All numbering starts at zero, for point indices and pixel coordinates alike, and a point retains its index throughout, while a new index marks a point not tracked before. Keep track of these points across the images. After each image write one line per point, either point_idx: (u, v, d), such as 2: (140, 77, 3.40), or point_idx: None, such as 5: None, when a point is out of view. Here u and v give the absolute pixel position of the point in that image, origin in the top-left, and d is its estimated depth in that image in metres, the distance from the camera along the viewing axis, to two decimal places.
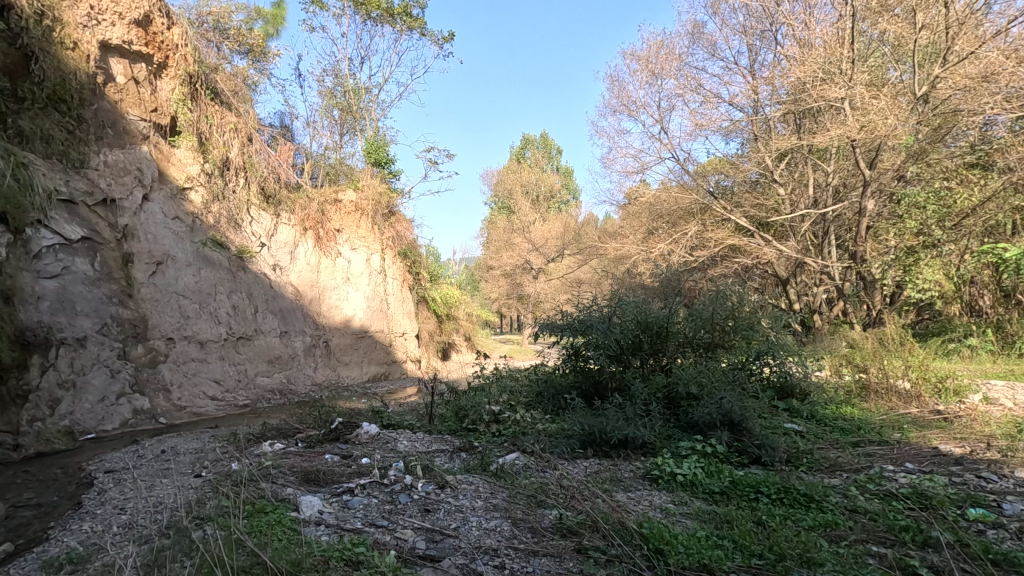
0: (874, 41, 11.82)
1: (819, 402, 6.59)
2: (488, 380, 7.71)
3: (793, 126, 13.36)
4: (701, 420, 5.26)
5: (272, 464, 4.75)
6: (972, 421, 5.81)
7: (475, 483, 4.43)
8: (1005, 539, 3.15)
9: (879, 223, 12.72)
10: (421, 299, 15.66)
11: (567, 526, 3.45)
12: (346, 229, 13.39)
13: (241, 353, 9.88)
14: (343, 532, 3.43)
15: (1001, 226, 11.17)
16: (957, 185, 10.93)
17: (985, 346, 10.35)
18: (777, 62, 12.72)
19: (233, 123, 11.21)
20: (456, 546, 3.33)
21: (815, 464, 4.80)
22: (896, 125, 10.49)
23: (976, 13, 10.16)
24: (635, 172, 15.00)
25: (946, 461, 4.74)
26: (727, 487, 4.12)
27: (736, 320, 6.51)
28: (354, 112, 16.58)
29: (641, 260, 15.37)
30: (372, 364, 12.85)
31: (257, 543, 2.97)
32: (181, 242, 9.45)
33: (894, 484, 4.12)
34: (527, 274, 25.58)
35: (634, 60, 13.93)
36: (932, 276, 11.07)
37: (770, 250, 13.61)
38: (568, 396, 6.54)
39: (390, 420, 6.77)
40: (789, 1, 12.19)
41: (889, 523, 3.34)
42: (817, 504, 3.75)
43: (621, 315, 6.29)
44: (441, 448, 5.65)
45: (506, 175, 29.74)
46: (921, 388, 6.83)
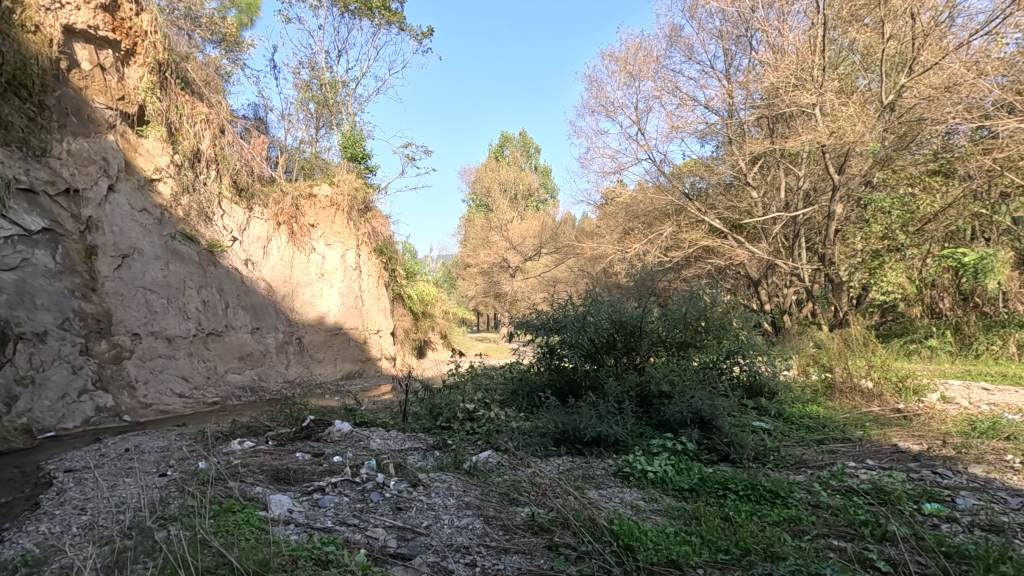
0: (844, 50, 12.12)
1: (787, 400, 6.73)
2: (464, 378, 7.69)
3: (767, 130, 13.65)
4: (672, 419, 5.35)
5: (240, 462, 4.65)
6: (930, 419, 6.02)
7: (448, 481, 4.41)
8: (958, 533, 3.27)
9: (847, 227, 13.05)
10: (397, 297, 15.52)
11: (539, 524, 3.47)
12: (320, 224, 13.19)
13: (210, 349, 9.67)
14: (312, 532, 3.39)
15: (962, 232, 11.94)
16: (920, 192, 11.34)
17: (944, 347, 10.74)
18: (752, 67, 12.94)
19: (205, 113, 10.91)
20: (428, 544, 3.32)
21: (782, 461, 4.91)
22: (865, 132, 10.78)
23: (940, 26, 10.47)
24: (612, 173, 15.11)
25: (905, 458, 4.90)
26: (697, 484, 4.19)
27: (708, 321, 6.67)
28: (330, 105, 16.33)
29: (617, 259, 15.51)
30: (346, 362, 12.68)
31: (223, 543, 2.91)
32: (148, 235, 9.20)
33: (855, 480, 4.25)
34: (504, 272, 25.60)
35: (612, 61, 14.03)
36: (897, 280, 11.53)
37: (743, 251, 13.87)
38: (542, 394, 6.55)
39: (363, 418, 6.70)
40: (763, 7, 12.43)
41: (850, 518, 3.44)
42: (782, 500, 3.84)
43: (596, 314, 6.35)
44: (415, 446, 5.62)
45: (484, 173, 29.70)
46: (883, 387, 7.07)
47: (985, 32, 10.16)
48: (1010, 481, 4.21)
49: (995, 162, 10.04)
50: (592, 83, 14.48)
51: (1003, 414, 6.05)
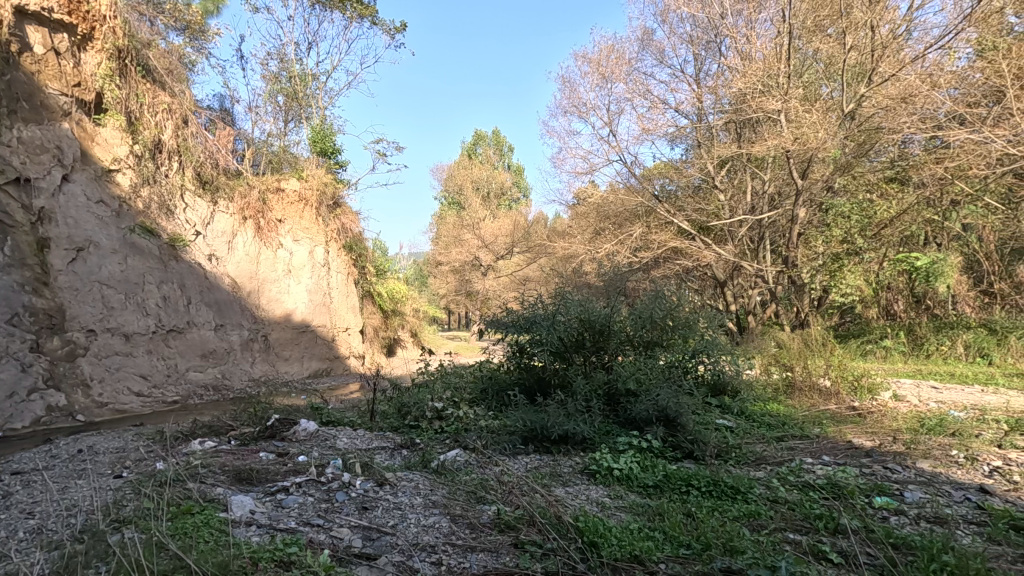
0: (808, 59, 12.48)
1: (749, 398, 6.89)
2: (433, 376, 7.64)
3: (734, 135, 13.96)
4: (638, 416, 5.44)
5: (201, 462, 4.52)
6: (882, 416, 6.27)
7: (415, 480, 4.38)
8: (905, 525, 3.42)
9: (809, 230, 13.45)
10: (366, 294, 15.31)
11: (505, 521, 3.48)
12: (288, 220, 12.93)
13: (171, 347, 9.38)
14: (275, 533, 3.33)
15: (915, 238, 12.45)
16: (878, 198, 11.83)
17: (898, 347, 11.18)
18: (720, 73, 13.23)
19: (167, 103, 10.52)
20: (393, 543, 3.30)
21: (743, 457, 5.04)
22: (827, 138, 11.13)
23: (898, 38, 11.02)
24: (585, 173, 15.24)
25: (858, 454, 5.10)
26: (661, 481, 4.27)
27: (674, 319, 6.81)
28: (300, 98, 15.99)
29: (588, 259, 15.65)
30: (313, 360, 12.41)
31: (180, 546, 2.83)
32: (105, 227, 8.87)
33: (812, 475, 4.39)
34: (476, 270, 25.55)
35: (585, 62, 14.15)
36: (855, 282, 11.85)
37: (710, 253, 14.15)
38: (511, 393, 6.56)
39: (329, 417, 6.59)
40: (732, 14, 12.72)
41: (805, 512, 3.57)
42: (742, 495, 3.95)
43: (565, 313, 6.39)
44: (382, 445, 5.56)
45: (456, 170, 29.58)
46: (840, 386, 7.32)
47: (939, 46, 10.80)
48: (954, 475, 4.43)
49: (946, 170, 10.44)
50: (565, 84, 14.59)
51: (950, 412, 6.33)
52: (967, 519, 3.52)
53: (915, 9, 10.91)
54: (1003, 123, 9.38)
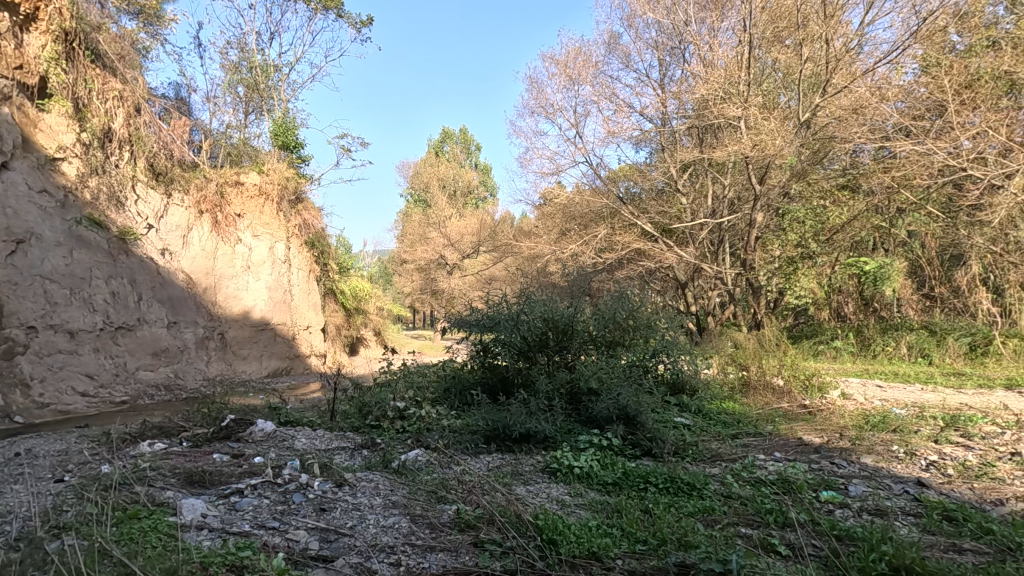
0: (768, 68, 12.84)
1: (706, 398, 7.06)
2: (395, 376, 7.54)
3: (696, 140, 14.30)
4: (599, 414, 5.52)
5: (150, 465, 4.35)
6: (830, 414, 6.54)
7: (375, 481, 4.32)
8: (848, 517, 3.59)
9: (767, 234, 13.90)
10: (328, 292, 15.00)
11: (465, 520, 3.48)
12: (247, 214, 12.53)
13: (119, 345, 8.99)
14: (227, 536, 3.23)
15: (864, 243, 13.02)
16: (831, 204, 12.23)
17: (847, 347, 11.69)
18: (684, 79, 13.51)
19: (118, 89, 10.05)
20: (351, 545, 3.25)
21: (699, 454, 5.17)
22: (783, 146, 11.53)
23: (850, 52, 11.50)
24: (551, 174, 15.33)
25: (807, 450, 5.30)
26: (620, 478, 4.34)
27: (636, 319, 6.94)
28: (261, 90, 15.55)
29: (553, 259, 15.78)
30: (273, 358, 12.04)
31: (125, 552, 2.72)
32: (49, 219, 8.48)
33: (764, 471, 4.55)
34: (442, 269, 25.39)
35: (552, 63, 14.23)
36: (808, 285, 12.37)
37: (672, 255, 14.46)
38: (473, 392, 6.54)
39: (288, 417, 6.43)
40: (696, 22, 13.01)
41: (757, 507, 3.69)
42: (698, 491, 4.06)
43: (529, 313, 6.42)
44: (341, 446, 5.46)
45: (423, 168, 29.35)
46: (793, 384, 7.58)
47: (888, 61, 11.32)
48: (895, 469, 4.66)
49: (893, 179, 10.97)
50: (533, 84, 14.63)
51: (892, 409, 6.66)
52: (904, 510, 3.71)
53: (866, 24, 11.42)
54: (944, 136, 9.93)
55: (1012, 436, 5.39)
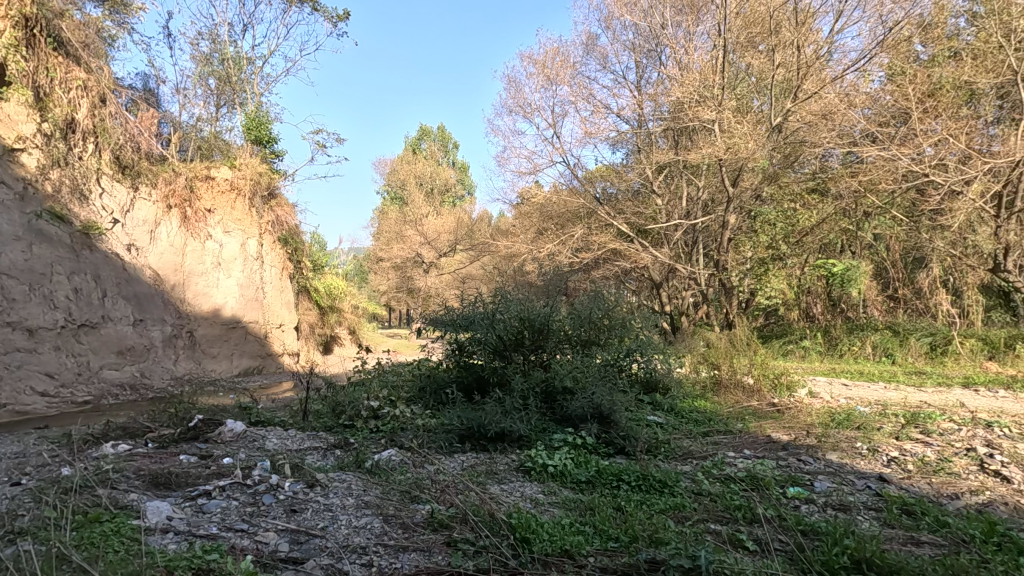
0: (742, 72, 13.01)
1: (679, 396, 7.17)
2: (369, 375, 7.46)
3: (672, 142, 14.49)
4: (574, 413, 5.56)
5: (113, 467, 4.22)
6: (798, 411, 6.71)
7: (347, 481, 4.27)
8: (814, 512, 3.69)
9: (739, 236, 14.16)
10: (302, 289, 14.75)
11: (438, 520, 3.46)
12: (218, 210, 12.23)
13: (82, 343, 8.72)
14: (194, 539, 3.16)
15: (833, 246, 13.37)
16: (801, 207, 12.55)
17: (815, 347, 11.99)
18: (660, 81, 13.65)
19: (83, 79, 9.71)
20: (322, 546, 3.22)
21: (671, 452, 5.24)
22: (755, 149, 11.77)
23: (821, 58, 11.81)
24: (529, 173, 15.35)
25: (775, 447, 5.43)
26: (593, 476, 4.38)
27: (611, 319, 7.04)
28: (233, 83, 15.20)
29: (530, 259, 15.82)
30: (244, 357, 11.79)
31: (85, 557, 2.64)
32: (7, 212, 8.21)
33: (733, 468, 4.64)
34: (418, 267, 25.25)
35: (530, 63, 14.24)
36: (779, 285, 12.60)
37: (647, 255, 14.63)
38: (448, 391, 6.52)
39: (259, 417, 6.31)
40: (672, 25, 13.17)
41: (726, 503, 3.76)
42: (669, 488, 4.12)
43: (505, 312, 6.43)
44: (313, 446, 5.38)
45: (400, 165, 29.10)
46: (762, 383, 7.75)
47: (856, 68, 11.65)
48: (858, 465, 4.81)
49: (860, 184, 11.30)
50: (511, 83, 14.62)
51: (856, 407, 6.86)
52: (866, 505, 3.83)
53: (836, 32, 11.72)
54: (908, 143, 10.26)
55: (968, 433, 5.61)
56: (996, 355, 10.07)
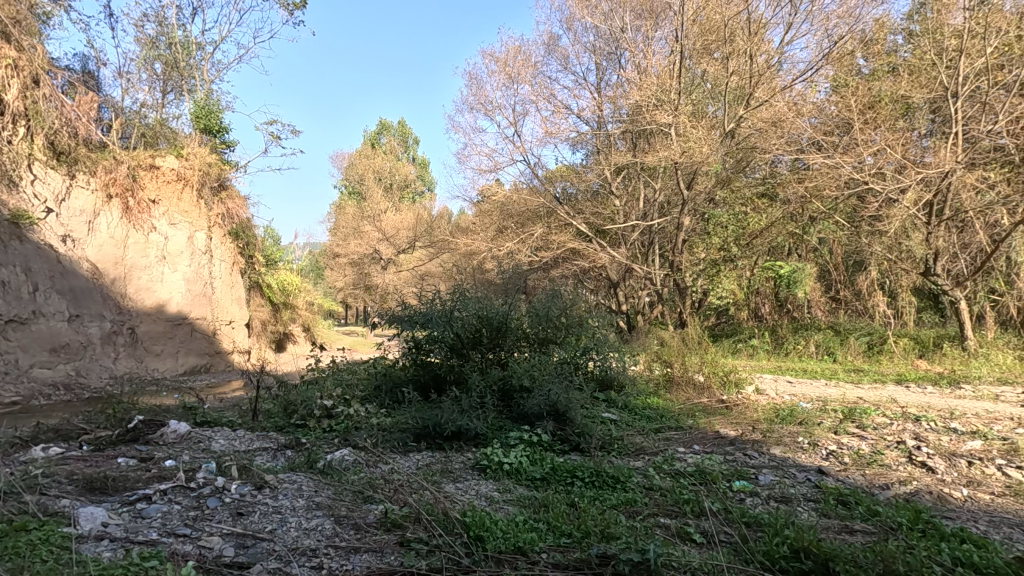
0: (697, 78, 13.27)
1: (633, 393, 7.31)
2: (323, 373, 7.29)
3: (630, 144, 14.74)
4: (530, 411, 5.59)
5: (43, 471, 3.98)
6: (745, 408, 6.96)
7: (298, 482, 4.17)
8: (757, 504, 3.85)
9: (693, 237, 14.59)
10: (254, 285, 14.25)
11: (391, 520, 3.42)
12: (164, 200, 11.62)
13: (10, 340, 8.48)
14: (131, 546, 3.02)
15: (781, 248, 13.94)
16: (752, 211, 13.21)
17: (762, 346, 12.48)
18: (619, 84, 13.86)
19: (12, 57, 9.07)
20: (269, 549, 3.12)
21: (624, 448, 5.33)
22: (709, 154, 12.12)
23: (772, 68, 12.24)
24: (489, 171, 15.33)
25: (723, 442, 5.62)
26: (548, 473, 4.43)
27: (568, 317, 7.13)
28: (181, 68, 14.51)
29: (490, 257, 15.84)
30: (190, 355, 11.29)
31: (8, 568, 2.49)
32: None
33: (683, 464, 4.78)
34: (376, 264, 24.86)
35: (492, 60, 14.23)
36: (730, 286, 13.22)
37: (605, 255, 14.88)
38: (405, 389, 6.45)
39: (205, 417, 6.07)
40: (632, 29, 13.39)
41: (675, 497, 3.87)
42: (621, 484, 4.20)
43: (462, 310, 6.42)
44: (263, 447, 5.21)
45: (357, 159, 28.51)
46: (712, 380, 7.99)
47: (804, 79, 12.13)
48: (799, 459, 5.04)
49: (806, 189, 11.82)
50: (472, 80, 14.57)
51: (799, 403, 7.18)
52: (806, 496, 4.02)
53: (785, 43, 12.20)
54: (851, 151, 10.79)
55: (899, 426, 5.96)
56: (925, 354, 10.71)
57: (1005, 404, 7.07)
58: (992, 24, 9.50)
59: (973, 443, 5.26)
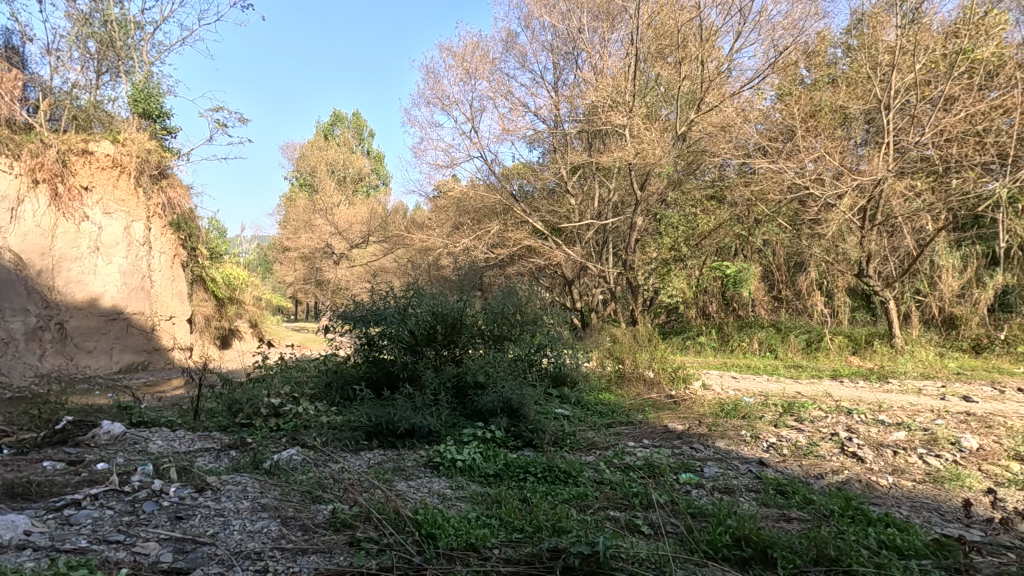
0: (651, 81, 13.51)
1: (586, 389, 7.43)
2: (271, 371, 7.04)
3: (586, 144, 14.94)
4: (485, 408, 5.60)
5: None
6: (692, 403, 7.20)
7: (242, 483, 4.01)
8: (702, 495, 4.00)
9: (645, 237, 14.95)
10: (197, 279, 13.61)
11: (341, 519, 3.35)
12: (98, 188, 10.88)
13: None
14: (57, 555, 2.84)
15: (728, 249, 14.47)
16: (701, 212, 13.92)
17: (709, 343, 12.93)
18: (576, 84, 14.01)
19: None
20: (210, 554, 3.00)
21: (576, 443, 5.41)
22: (662, 156, 12.40)
23: (722, 74, 12.60)
24: (445, 166, 15.19)
25: (671, 436, 5.80)
26: (501, 469, 4.44)
27: (523, 315, 7.16)
28: (117, 48, 13.66)
29: (446, 253, 15.72)
30: (126, 352, 10.79)
31: None
32: None
33: (633, 457, 4.90)
34: (328, 258, 24.26)
35: (449, 55, 14.09)
36: (680, 285, 13.69)
37: (560, 253, 15.06)
38: (356, 387, 6.33)
39: (141, 417, 5.77)
40: (589, 31, 13.54)
41: (625, 490, 3.96)
42: (573, 479, 4.27)
43: (416, 306, 6.35)
44: (204, 447, 5.00)
45: (310, 151, 27.68)
46: (661, 376, 8.22)
47: (751, 86, 12.58)
48: (742, 451, 5.26)
49: (752, 193, 12.37)
50: (429, 74, 14.40)
51: (742, 398, 7.48)
52: (748, 487, 4.21)
53: (734, 51, 12.61)
54: (793, 157, 11.29)
55: (833, 419, 6.30)
56: (858, 351, 11.36)
57: (927, 398, 7.59)
58: (921, 42, 10.17)
59: (899, 434, 5.62)
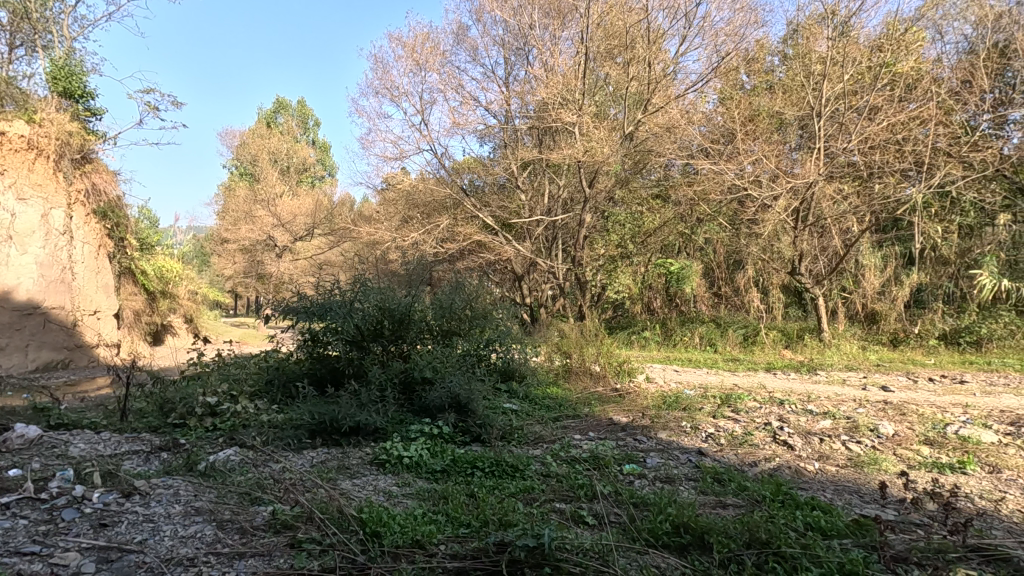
0: (600, 80, 13.64)
1: (534, 383, 7.50)
2: (207, 368, 6.72)
3: (536, 140, 14.98)
4: (432, 404, 5.55)
5: None
6: (636, 396, 7.42)
7: (174, 486, 3.81)
8: (644, 485, 4.13)
9: (593, 234, 15.23)
10: (125, 272, 12.78)
11: (281, 521, 3.25)
12: (10, 172, 10.03)
13: None
14: None
15: (671, 247, 14.95)
16: (647, 210, 14.33)
17: (654, 337, 13.38)
18: (527, 80, 14.05)
19: None
20: (139, 562, 2.85)
21: (524, 437, 5.46)
22: (610, 154, 12.62)
23: (668, 76, 12.97)
24: (395, 158, 14.89)
25: (616, 429, 5.94)
26: (448, 465, 4.42)
27: (472, 310, 7.15)
28: (34, 20, 12.57)
29: (394, 247, 15.46)
30: (43, 350, 10.01)
31: None
32: None
33: (579, 450, 4.98)
34: (270, 251, 23.31)
35: (399, 44, 13.80)
36: (625, 282, 14.23)
37: (510, 249, 15.13)
38: (299, 384, 6.13)
39: (60, 419, 5.37)
40: (539, 28, 13.57)
41: (570, 482, 4.04)
42: (520, 473, 4.30)
43: (363, 301, 6.19)
44: (132, 450, 4.72)
45: (250, 138, 26.50)
46: (607, 369, 8.40)
47: (695, 89, 13.02)
48: (682, 441, 5.46)
49: (695, 193, 13.00)
50: (378, 63, 14.04)
51: (683, 391, 7.76)
52: (687, 476, 4.37)
53: (679, 54, 12.99)
54: (733, 159, 11.77)
55: (766, 410, 6.62)
56: (790, 344, 12.00)
57: (851, 388, 8.12)
58: (849, 54, 10.81)
59: (825, 423, 5.98)
